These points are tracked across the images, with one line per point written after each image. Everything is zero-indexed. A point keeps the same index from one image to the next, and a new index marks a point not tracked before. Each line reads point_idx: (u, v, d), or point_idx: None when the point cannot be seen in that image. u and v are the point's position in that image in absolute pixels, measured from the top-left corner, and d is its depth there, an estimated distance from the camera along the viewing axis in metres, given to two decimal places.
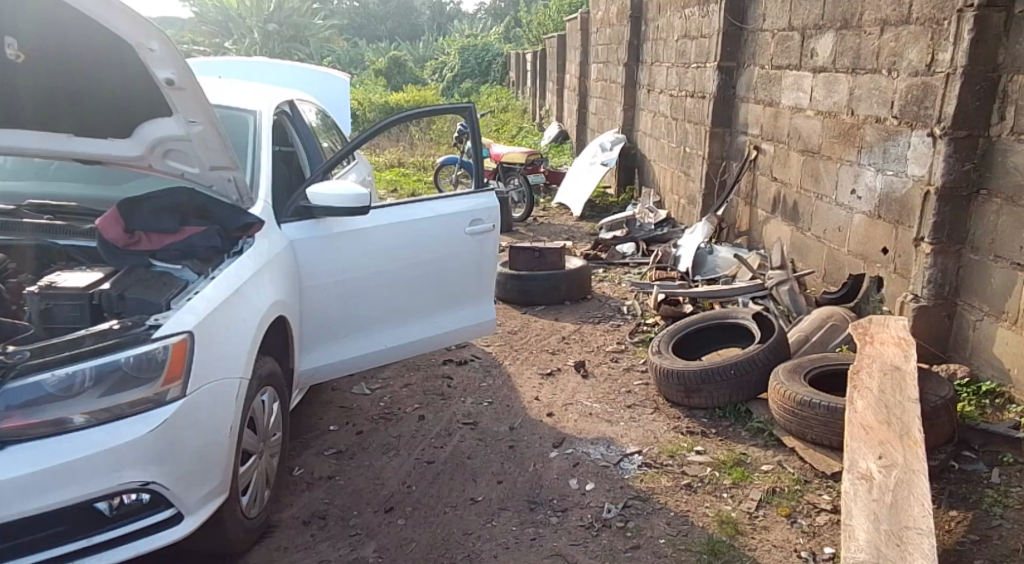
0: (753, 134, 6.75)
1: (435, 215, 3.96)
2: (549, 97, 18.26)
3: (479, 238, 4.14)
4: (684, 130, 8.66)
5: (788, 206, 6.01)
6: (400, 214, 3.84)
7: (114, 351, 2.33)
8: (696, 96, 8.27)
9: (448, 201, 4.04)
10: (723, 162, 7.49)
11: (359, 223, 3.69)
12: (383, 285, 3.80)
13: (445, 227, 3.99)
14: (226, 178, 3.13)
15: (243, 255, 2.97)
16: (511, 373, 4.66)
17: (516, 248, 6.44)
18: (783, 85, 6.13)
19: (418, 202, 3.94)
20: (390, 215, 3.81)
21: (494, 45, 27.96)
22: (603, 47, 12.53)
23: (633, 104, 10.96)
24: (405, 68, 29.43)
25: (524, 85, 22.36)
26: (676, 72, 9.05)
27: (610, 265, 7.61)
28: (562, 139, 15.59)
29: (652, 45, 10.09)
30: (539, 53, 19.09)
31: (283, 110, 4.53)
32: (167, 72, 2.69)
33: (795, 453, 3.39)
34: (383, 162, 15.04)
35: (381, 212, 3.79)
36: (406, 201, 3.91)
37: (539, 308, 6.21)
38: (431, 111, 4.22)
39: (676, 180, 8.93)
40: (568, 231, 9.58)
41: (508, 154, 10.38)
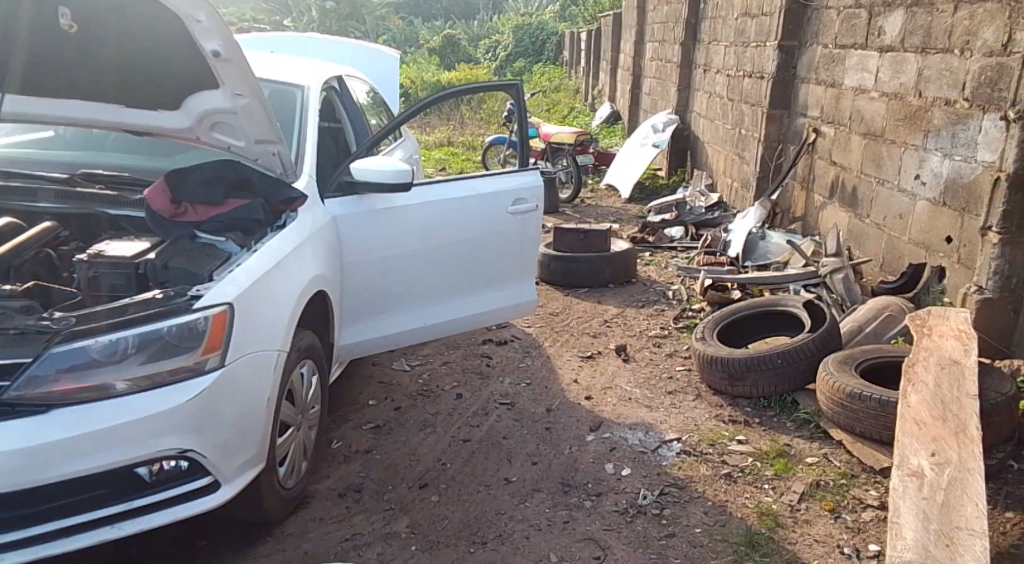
0: (812, 116, 6.55)
1: (478, 194, 3.91)
2: (602, 78, 18.05)
3: (523, 217, 4.09)
4: (741, 111, 8.46)
5: (846, 191, 5.82)
6: (443, 191, 3.81)
7: (156, 320, 2.32)
8: (753, 77, 8.07)
9: (491, 179, 3.99)
10: (779, 145, 7.29)
11: (402, 200, 3.66)
12: (424, 264, 3.78)
13: (488, 206, 3.94)
14: (270, 152, 3.10)
15: (285, 229, 2.97)
16: (551, 355, 4.61)
17: (562, 228, 6.36)
18: (847, 65, 5.92)
19: (461, 180, 3.89)
20: (433, 193, 3.77)
21: (549, 24, 27.72)
22: (660, 26, 12.31)
23: (688, 85, 10.75)
24: (459, 47, 29.37)
25: (577, 65, 22.13)
26: (734, 52, 8.83)
27: (657, 248, 7.49)
28: (614, 120, 15.41)
29: (711, 24, 9.86)
30: (593, 33, 18.86)
31: (330, 86, 4.51)
32: (213, 44, 2.67)
33: (843, 446, 3.29)
34: (433, 141, 15.04)
35: (423, 189, 3.75)
36: (449, 179, 3.87)
37: (583, 290, 6.14)
38: (478, 88, 4.16)
39: (730, 163, 8.74)
40: (616, 213, 9.46)
41: (558, 134, 10.29)
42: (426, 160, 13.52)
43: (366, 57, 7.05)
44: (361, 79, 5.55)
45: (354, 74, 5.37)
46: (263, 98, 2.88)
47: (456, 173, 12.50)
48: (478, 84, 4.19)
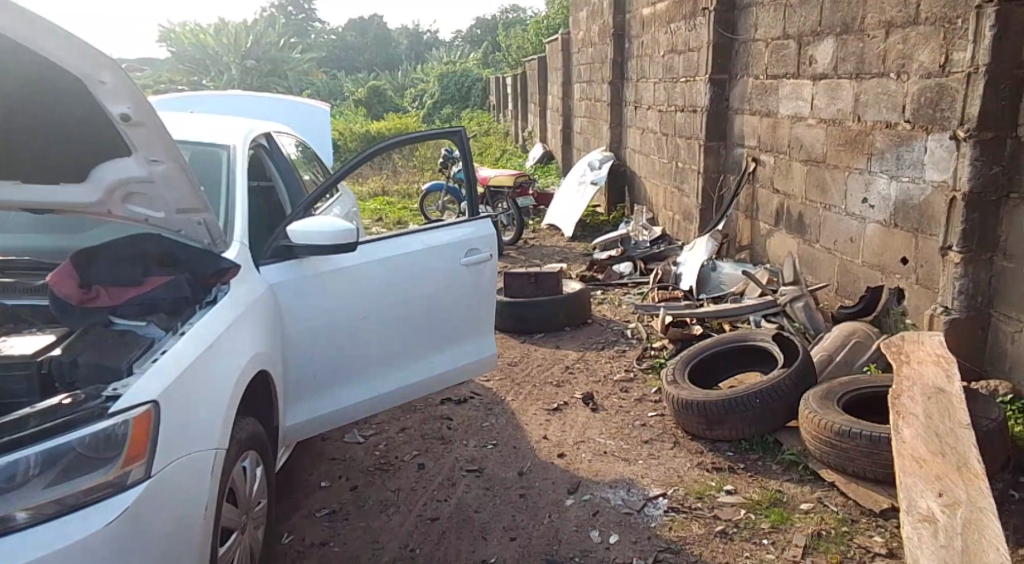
0: (750, 146, 6.50)
1: (428, 247, 3.67)
2: (531, 119, 18.09)
3: (476, 270, 3.85)
4: (676, 145, 8.43)
5: (792, 218, 5.75)
6: (390, 247, 3.55)
7: (66, 432, 2.10)
8: (686, 110, 8.05)
9: (441, 232, 3.75)
10: (720, 176, 7.23)
11: (347, 260, 3.39)
12: (376, 326, 3.50)
13: (439, 260, 3.70)
14: (195, 221, 2.82)
15: (217, 304, 2.71)
16: (515, 411, 4.35)
17: (511, 274, 6.16)
18: (780, 94, 5.89)
19: (409, 235, 3.64)
20: (380, 250, 3.51)
21: (473, 69, 27.85)
22: (586, 66, 12.34)
23: (620, 121, 10.73)
24: (385, 97, 29.26)
25: (505, 108, 22.17)
26: (664, 87, 8.82)
27: (607, 286, 7.33)
28: (548, 160, 15.38)
29: (637, 60, 9.89)
30: (519, 76, 18.91)
31: (258, 143, 4.22)
32: (121, 106, 2.37)
33: (836, 488, 3.10)
34: (367, 192, 14.75)
35: (369, 247, 3.49)
36: (396, 234, 3.61)
37: (538, 336, 5.92)
38: (418, 137, 3.94)
39: (670, 196, 8.70)
40: (560, 253, 9.31)
41: (496, 178, 10.13)
42: (361, 211, 13.24)
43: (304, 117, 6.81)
44: (290, 134, 5.26)
45: (284, 130, 5.09)
46: (183, 162, 2.59)
47: (393, 222, 12.23)
48: (419, 133, 3.97)
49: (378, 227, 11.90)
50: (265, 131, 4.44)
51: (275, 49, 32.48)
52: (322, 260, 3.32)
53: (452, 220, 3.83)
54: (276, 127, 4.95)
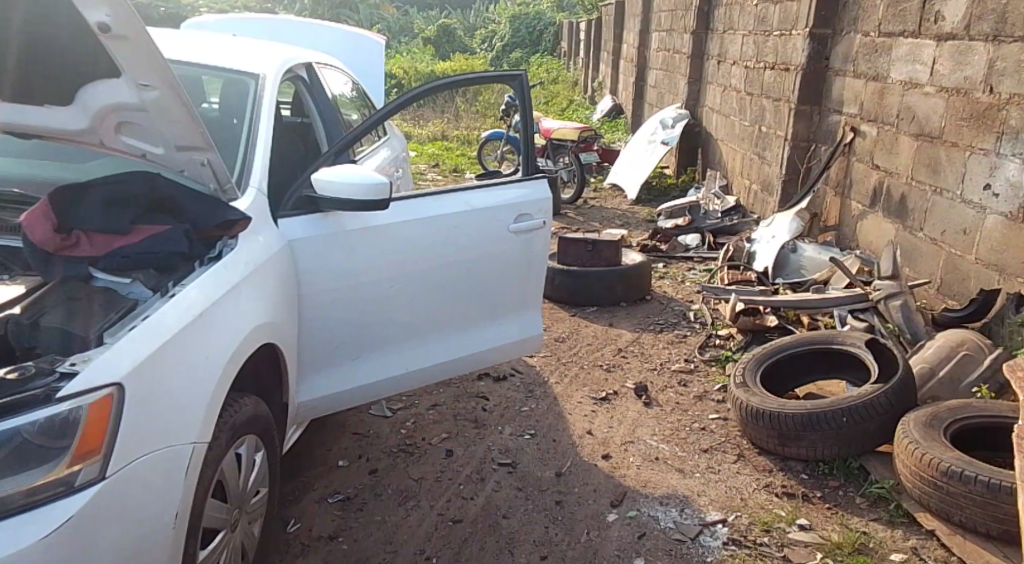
0: (849, 114, 6.01)
1: (474, 208, 3.20)
2: (602, 70, 17.37)
3: (527, 237, 3.38)
4: (761, 106, 7.79)
5: (893, 201, 5.28)
6: (430, 205, 3.09)
7: (4, 417, 1.68)
8: (776, 69, 7.40)
9: (490, 191, 3.29)
10: (809, 145, 6.67)
11: (379, 218, 2.94)
12: (408, 294, 3.06)
13: (486, 223, 3.23)
14: (199, 162, 2.37)
15: (219, 263, 2.29)
16: (558, 397, 3.89)
17: (567, 239, 5.70)
18: (894, 55, 5.40)
19: (452, 192, 3.18)
20: (418, 208, 3.06)
21: (546, 14, 26.98)
22: (666, 16, 11.62)
23: (699, 77, 10.05)
24: (454, 37, 28.56)
25: (576, 56, 21.40)
26: (753, 41, 8.14)
27: (670, 258, 6.84)
28: (616, 114, 14.74)
29: (725, 11, 9.18)
30: (594, 23, 18.11)
31: (298, 78, 3.73)
32: (98, 14, 1.91)
33: (936, 538, 2.62)
34: (427, 136, 14.38)
35: (406, 204, 3.04)
36: (437, 190, 3.16)
37: (591, 309, 5.48)
38: (474, 80, 3.45)
39: (748, 163, 8.09)
40: (622, 216, 8.80)
41: (559, 130, 9.58)
42: (419, 156, 12.86)
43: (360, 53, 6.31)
44: (337, 67, 4.75)
45: (330, 64, 4.58)
46: (181, 91, 2.13)
47: (450, 169, 11.83)
48: (476, 75, 3.47)
49: (434, 174, 11.52)
50: (306, 63, 3.93)
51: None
52: (350, 216, 2.87)
53: (502, 178, 3.36)
54: (322, 60, 4.44)
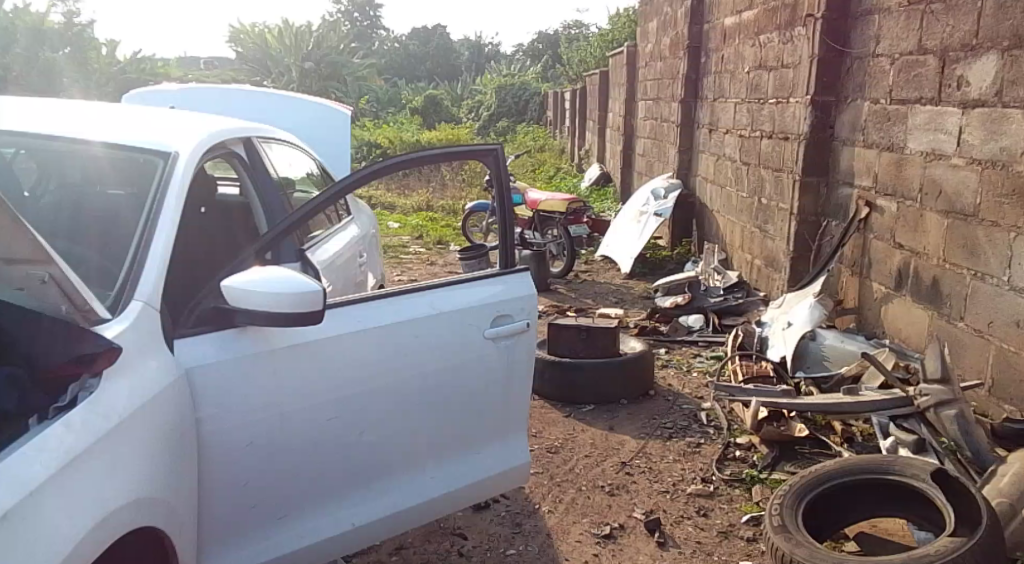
0: (862, 185, 5.45)
1: (435, 312, 2.63)
2: (589, 136, 16.96)
3: (504, 346, 2.80)
4: (759, 175, 7.26)
5: (923, 284, 4.67)
6: (381, 313, 2.52)
7: None
8: (775, 137, 6.89)
9: (455, 292, 2.73)
10: (818, 219, 6.10)
11: (312, 333, 2.36)
12: (355, 427, 2.45)
13: (451, 331, 2.66)
14: (40, 277, 1.91)
15: (66, 418, 1.76)
16: (553, 530, 3.22)
17: (557, 327, 5.07)
18: (909, 124, 4.86)
19: (407, 295, 2.62)
20: (365, 317, 2.49)
21: (532, 82, 26.85)
22: (653, 81, 11.20)
23: (690, 145, 9.55)
24: (441, 106, 28.34)
25: (563, 122, 21.08)
26: (747, 109, 7.63)
27: (672, 342, 6.23)
28: (605, 181, 14.26)
29: (715, 76, 8.72)
30: (579, 90, 17.81)
31: (232, 155, 3.13)
32: None
33: None
34: (410, 207, 13.89)
35: (348, 313, 2.47)
36: (388, 293, 2.59)
37: (586, 409, 4.84)
38: (442, 153, 2.83)
39: (748, 236, 7.54)
40: (615, 292, 8.21)
41: (546, 201, 8.97)
42: (402, 228, 12.32)
43: (322, 131, 5.76)
44: (294, 145, 4.16)
45: (284, 142, 3.98)
46: None
47: (433, 241, 11.27)
48: (443, 148, 2.86)
49: (416, 248, 10.95)
50: (248, 138, 3.32)
51: (335, 53, 32.14)
52: (274, 334, 2.30)
53: (465, 275, 2.81)
54: (273, 135, 3.84)
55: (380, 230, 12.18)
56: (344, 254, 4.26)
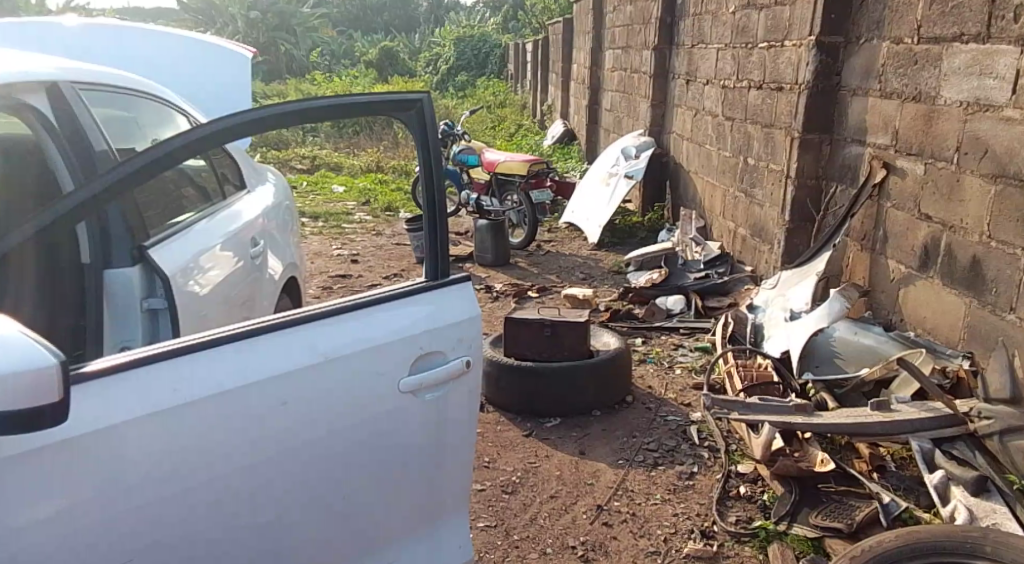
0: (876, 144, 4.62)
1: (322, 356, 1.81)
2: (551, 92, 15.95)
3: (429, 397, 1.99)
4: (744, 132, 6.40)
5: (959, 265, 3.86)
6: (238, 364, 1.72)
7: None
8: (765, 88, 6.02)
9: (356, 322, 1.91)
10: (819, 184, 5.26)
11: (117, 406, 1.55)
12: (199, 544, 1.64)
13: (351, 382, 1.84)
14: None
15: None
16: None
17: (516, 321, 4.28)
18: (945, 68, 4.02)
19: (278, 331, 1.81)
20: (219, 371, 1.69)
21: (491, 36, 25.66)
22: (622, 31, 10.24)
23: (664, 100, 8.65)
24: (398, 60, 26.98)
25: (523, 77, 19.97)
26: (732, 56, 6.74)
27: (649, 329, 5.42)
28: (568, 141, 13.35)
29: (693, 21, 7.80)
30: (541, 43, 16.75)
31: (22, 107, 2.30)
32: None
33: None
34: (358, 167, 12.89)
35: (180, 367, 1.65)
36: (249, 332, 1.78)
37: (552, 423, 4.10)
38: (329, 105, 1.91)
39: (730, 201, 6.70)
40: (582, 264, 7.35)
41: (505, 162, 7.99)
42: (348, 191, 11.31)
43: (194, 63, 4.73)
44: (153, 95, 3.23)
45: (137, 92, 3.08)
46: None
47: (381, 206, 10.28)
48: (334, 100, 1.94)
49: (362, 214, 9.97)
50: (56, 85, 2.47)
51: (284, 3, 30.56)
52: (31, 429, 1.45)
53: (360, 301, 1.97)
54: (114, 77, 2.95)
55: (324, 195, 11.14)
56: (241, 229, 3.32)
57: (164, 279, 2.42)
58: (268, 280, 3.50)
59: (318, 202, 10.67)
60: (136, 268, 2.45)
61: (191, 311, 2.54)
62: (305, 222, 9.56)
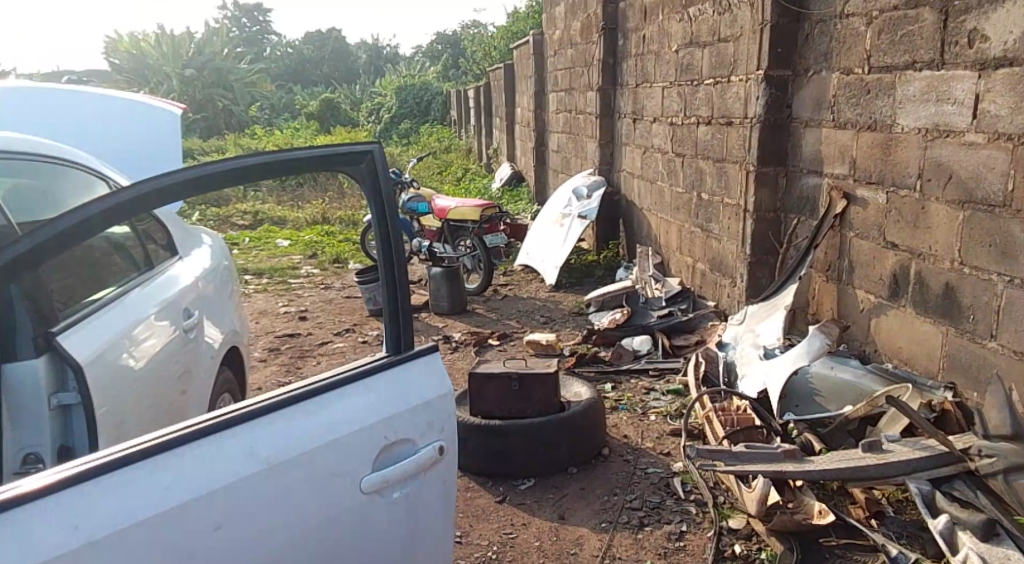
0: (833, 174, 4.57)
1: (290, 452, 1.82)
2: (496, 135, 15.90)
3: (397, 494, 2.01)
4: (696, 167, 6.35)
5: (931, 293, 3.78)
6: (216, 456, 1.74)
7: None
8: (714, 122, 5.97)
9: (320, 409, 1.92)
10: (777, 217, 5.19)
11: (81, 523, 1.55)
12: None
13: (322, 484, 1.85)
14: None
15: None
16: None
17: (481, 377, 4.09)
18: (899, 96, 3.98)
19: (245, 424, 1.81)
20: (199, 464, 1.71)
21: (432, 82, 25.69)
22: (564, 71, 10.23)
23: (611, 138, 8.60)
24: (339, 110, 26.81)
25: (467, 121, 19.95)
26: (678, 93, 6.70)
27: (616, 374, 5.26)
28: (516, 183, 13.26)
29: (636, 59, 7.79)
30: (482, 87, 16.75)
31: None
32: None
33: None
34: (304, 220, 12.61)
35: (146, 474, 1.65)
36: (215, 426, 1.78)
37: (527, 484, 3.93)
38: (269, 158, 1.94)
39: (686, 237, 6.62)
40: (541, 308, 7.19)
41: (456, 209, 7.82)
42: (295, 245, 11.01)
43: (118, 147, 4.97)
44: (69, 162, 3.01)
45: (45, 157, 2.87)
46: None
47: (330, 258, 10.02)
48: (274, 152, 1.95)
49: (310, 268, 9.69)
50: None
51: (220, 58, 30.27)
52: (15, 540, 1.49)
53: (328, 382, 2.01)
54: (17, 143, 2.75)
55: (269, 250, 10.82)
56: (178, 294, 3.19)
57: (77, 371, 2.33)
58: (207, 345, 3.28)
59: (263, 258, 10.34)
60: (42, 358, 2.33)
61: (113, 395, 2.45)
62: (251, 279, 9.23)
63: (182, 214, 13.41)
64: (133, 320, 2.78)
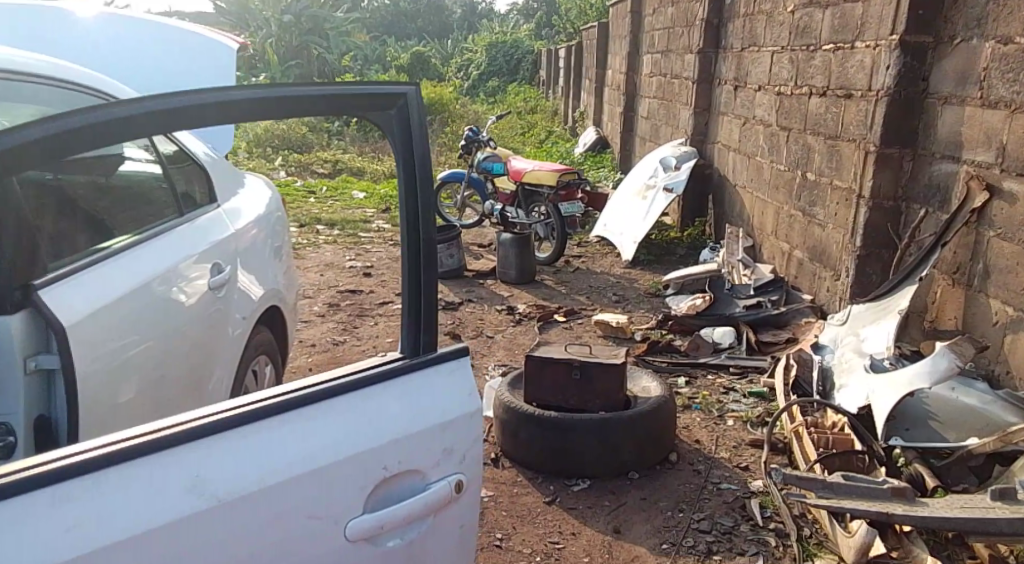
0: (974, 161, 3.88)
1: (252, 487, 1.40)
2: (584, 98, 15.23)
3: (394, 542, 1.57)
4: (804, 143, 5.66)
5: None
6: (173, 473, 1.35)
7: None
8: (830, 93, 5.28)
9: (313, 418, 1.51)
10: (898, 206, 4.51)
11: None
12: None
13: (299, 522, 1.44)
14: None
15: None
16: None
17: (541, 362, 3.60)
18: None
19: (193, 444, 1.38)
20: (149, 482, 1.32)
21: (525, 41, 25.03)
22: (663, 32, 9.51)
23: (708, 106, 7.91)
24: (428, 64, 26.44)
25: (556, 82, 19.30)
26: (789, 59, 5.99)
27: (691, 368, 4.70)
28: (601, 149, 12.62)
29: (743, 21, 7.06)
30: (574, 47, 16.05)
31: None
32: None
33: None
34: (381, 173, 12.29)
35: (47, 506, 1.24)
36: (153, 443, 1.35)
37: (580, 486, 3.46)
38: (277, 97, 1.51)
39: (783, 220, 5.96)
40: (614, 285, 6.65)
41: (532, 172, 7.29)
42: (368, 198, 10.69)
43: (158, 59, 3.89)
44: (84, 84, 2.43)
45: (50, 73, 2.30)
46: None
47: None
48: (286, 88, 1.53)
49: (381, 222, 9.34)
50: None
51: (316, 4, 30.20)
52: None
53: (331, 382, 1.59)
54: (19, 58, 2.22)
55: (343, 201, 10.52)
56: (219, 243, 2.78)
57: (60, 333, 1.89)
58: (249, 303, 2.89)
59: (336, 209, 10.05)
60: (19, 315, 1.89)
61: (116, 359, 2.05)
62: (320, 229, 8.94)
63: (264, 157, 13.22)
64: (170, 260, 2.44)
